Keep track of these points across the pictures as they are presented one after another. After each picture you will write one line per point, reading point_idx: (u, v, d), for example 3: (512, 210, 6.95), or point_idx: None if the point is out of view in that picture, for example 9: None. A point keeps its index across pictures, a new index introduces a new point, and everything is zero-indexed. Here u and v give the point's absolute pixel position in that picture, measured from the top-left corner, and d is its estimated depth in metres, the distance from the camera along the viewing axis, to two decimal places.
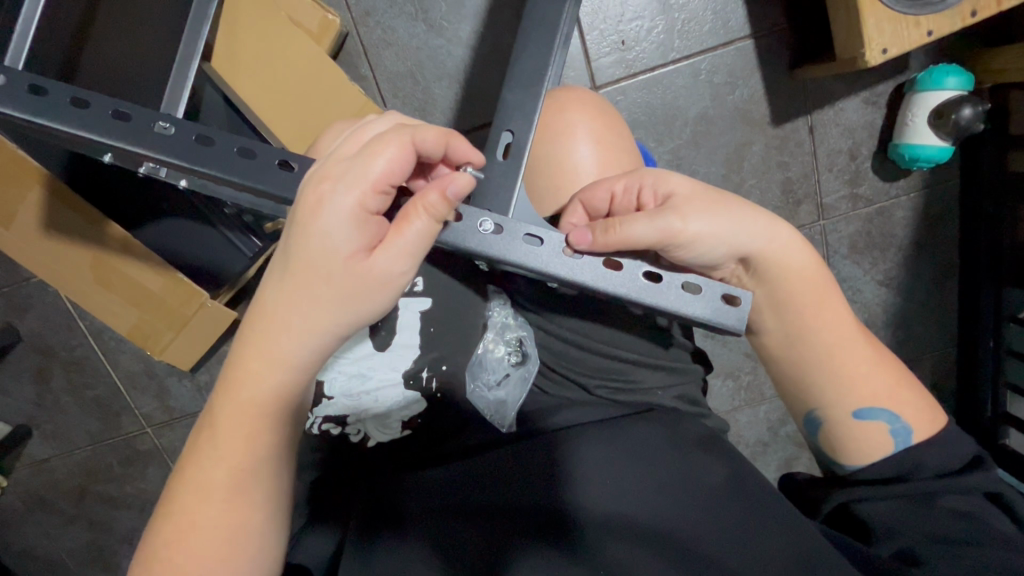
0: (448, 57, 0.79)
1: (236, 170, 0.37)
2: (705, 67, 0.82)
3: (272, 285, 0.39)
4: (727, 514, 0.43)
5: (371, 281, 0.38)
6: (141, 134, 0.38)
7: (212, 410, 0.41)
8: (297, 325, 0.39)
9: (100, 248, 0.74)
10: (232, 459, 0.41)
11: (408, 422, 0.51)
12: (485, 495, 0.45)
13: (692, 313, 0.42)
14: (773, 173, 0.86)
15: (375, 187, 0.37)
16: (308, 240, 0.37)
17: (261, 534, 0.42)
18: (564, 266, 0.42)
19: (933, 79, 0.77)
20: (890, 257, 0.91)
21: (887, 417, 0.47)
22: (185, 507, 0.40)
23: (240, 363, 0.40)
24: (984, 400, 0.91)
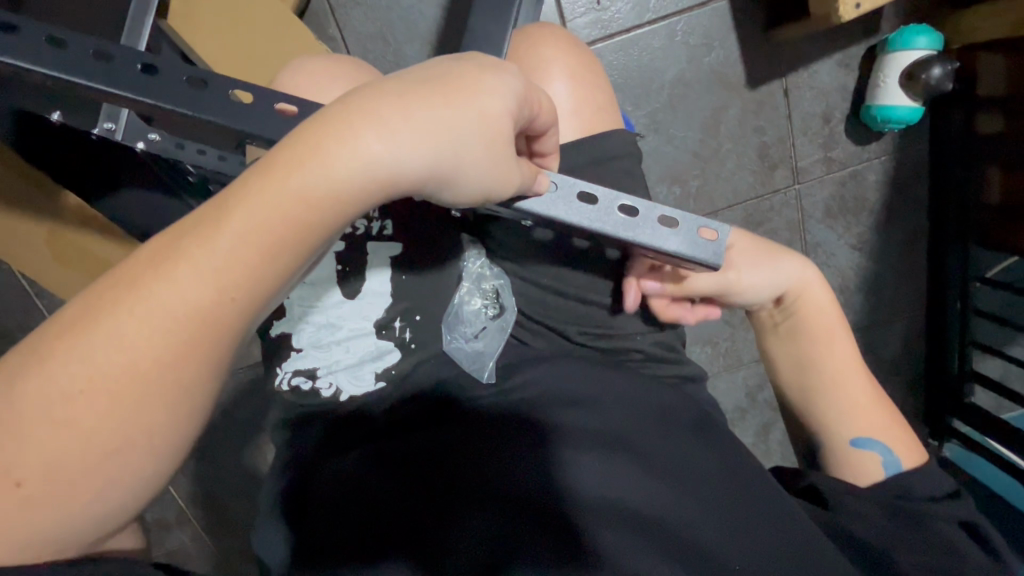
0: (420, 17, 0.77)
1: (183, 101, 0.35)
2: (681, 28, 0.81)
3: (341, 115, 0.30)
4: (692, 502, 0.44)
5: (442, 167, 0.31)
6: (74, 57, 0.34)
7: (180, 243, 0.29)
8: (374, 141, 0.29)
9: (56, 220, 0.71)
10: (174, 325, 0.28)
11: (381, 374, 0.51)
12: (480, 474, 0.43)
13: (670, 248, 0.38)
14: (749, 137, 0.87)
15: (521, 100, 0.34)
16: (431, 93, 0.31)
17: (177, 424, 0.30)
18: (537, 203, 0.37)
19: (904, 39, 0.77)
20: (862, 221, 0.92)
21: (880, 448, 0.54)
22: (99, 343, 0.28)
23: (249, 216, 0.29)
24: (952, 360, 0.94)
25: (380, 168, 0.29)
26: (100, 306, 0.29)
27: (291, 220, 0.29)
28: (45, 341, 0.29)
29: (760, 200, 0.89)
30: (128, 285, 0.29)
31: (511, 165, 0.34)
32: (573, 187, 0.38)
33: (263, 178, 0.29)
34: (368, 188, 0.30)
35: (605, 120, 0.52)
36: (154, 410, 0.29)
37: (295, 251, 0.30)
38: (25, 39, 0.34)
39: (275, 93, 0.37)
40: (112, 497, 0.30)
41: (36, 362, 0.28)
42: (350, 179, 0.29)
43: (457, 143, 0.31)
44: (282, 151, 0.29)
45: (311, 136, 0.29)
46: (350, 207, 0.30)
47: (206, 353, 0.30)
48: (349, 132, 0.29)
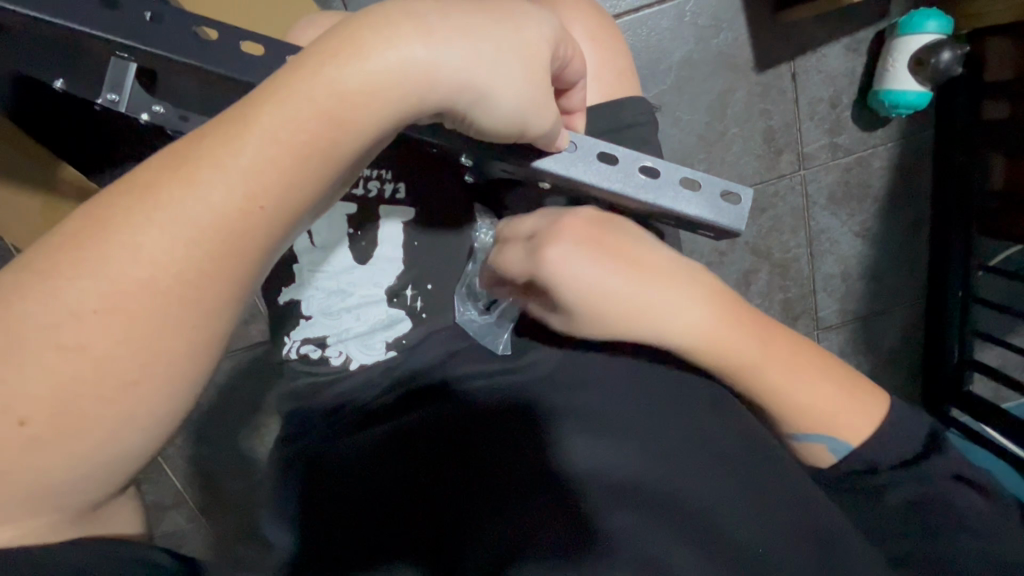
0: None
1: (200, 54, 0.35)
2: (690, 9, 0.80)
3: (373, 19, 0.30)
4: (705, 472, 0.44)
5: (479, 77, 0.31)
6: (76, 4, 0.33)
7: (202, 153, 0.28)
8: (415, 47, 0.30)
9: (52, 192, 0.70)
10: (197, 235, 0.27)
11: (392, 343, 0.51)
12: (495, 453, 0.43)
13: (691, 212, 0.38)
14: (756, 121, 0.86)
15: (559, 38, 0.35)
16: (473, 11, 0.32)
17: (198, 350, 0.28)
18: (554, 162, 0.37)
19: (914, 23, 0.77)
20: (866, 208, 0.92)
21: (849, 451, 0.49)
22: (115, 256, 0.27)
23: (277, 123, 0.29)
24: (951, 348, 0.94)
25: (420, 72, 0.30)
26: (112, 218, 0.27)
27: (324, 120, 0.29)
28: (51, 261, 0.27)
29: (765, 185, 0.89)
30: (145, 197, 0.28)
31: (547, 95, 0.34)
32: (593, 147, 0.37)
33: (289, 87, 0.29)
34: (406, 91, 0.30)
35: (623, 87, 0.51)
36: (176, 331, 0.27)
37: (325, 159, 0.30)
38: None
39: (288, 47, 0.36)
40: (131, 432, 0.28)
41: (41, 281, 0.27)
42: (388, 75, 0.29)
43: (493, 54, 0.32)
44: (310, 57, 0.30)
45: (346, 43, 0.29)
46: (391, 109, 0.30)
47: (232, 269, 0.29)
48: (389, 29, 0.30)
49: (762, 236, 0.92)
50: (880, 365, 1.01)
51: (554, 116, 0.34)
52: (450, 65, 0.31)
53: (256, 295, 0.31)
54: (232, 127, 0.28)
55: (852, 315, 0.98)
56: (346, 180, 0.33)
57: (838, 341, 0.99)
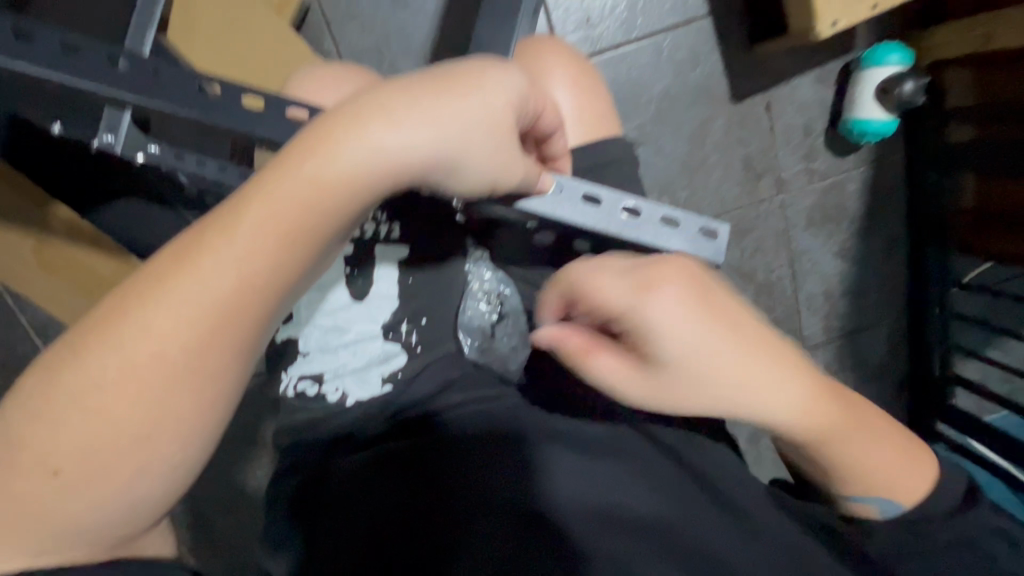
0: (414, 31, 0.79)
1: (200, 107, 0.36)
2: (667, 45, 0.84)
3: (350, 111, 0.32)
4: (684, 498, 0.45)
5: (450, 151, 0.33)
6: (88, 65, 0.34)
7: (201, 239, 0.31)
8: (386, 135, 0.31)
9: (44, 230, 0.70)
10: (196, 316, 0.31)
11: (388, 377, 0.52)
12: (476, 489, 0.43)
13: (672, 247, 0.43)
14: (734, 149, 0.90)
15: (525, 96, 0.36)
16: (439, 87, 0.33)
17: (200, 417, 0.32)
18: (541, 203, 0.39)
19: (877, 57, 0.82)
20: (845, 229, 0.95)
21: (881, 502, 0.44)
22: (126, 335, 0.30)
23: (265, 209, 0.31)
24: (933, 362, 0.97)
25: (392, 160, 0.32)
26: (127, 300, 0.31)
27: (304, 204, 0.31)
28: (79, 337, 0.31)
29: (746, 209, 0.92)
30: (152, 282, 0.31)
31: (514, 155, 0.35)
32: (578, 188, 0.40)
33: (276, 175, 0.31)
34: (380, 176, 0.32)
35: (603, 126, 0.55)
36: (181, 399, 0.31)
37: (309, 235, 0.32)
38: (32, 47, 0.33)
39: (285, 100, 0.39)
40: (143, 483, 0.31)
41: (70, 357, 0.31)
42: (361, 166, 0.31)
43: (465, 129, 0.33)
44: (292, 149, 0.32)
45: (325, 133, 0.31)
46: (367, 190, 0.32)
47: (228, 343, 0.32)
48: (359, 126, 0.31)
49: (746, 259, 0.95)
50: (867, 382, 1.02)
51: (533, 165, 0.37)
52: (418, 149, 0.32)
53: (255, 363, 0.34)
54: (226, 217, 0.31)
55: (837, 333, 1.00)
56: (337, 245, 0.35)
57: (824, 359, 1.01)
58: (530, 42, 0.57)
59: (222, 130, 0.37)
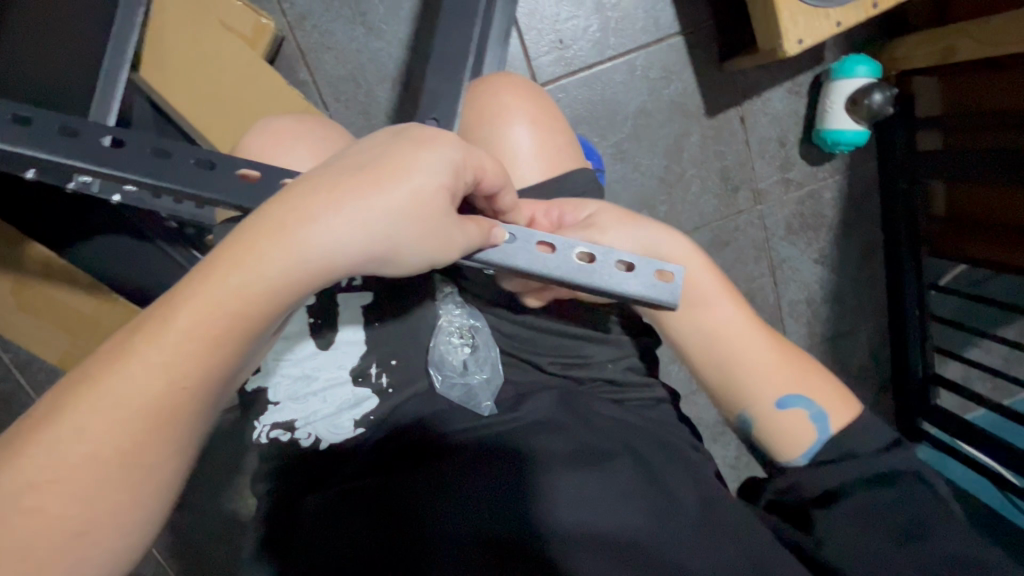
0: (388, 59, 0.80)
1: (151, 172, 0.38)
2: (640, 63, 0.86)
3: (276, 220, 0.33)
4: (646, 512, 0.46)
5: (380, 241, 0.34)
6: (54, 140, 0.38)
7: (136, 340, 0.33)
8: (314, 237, 0.33)
9: (20, 271, 0.70)
10: (134, 415, 0.32)
11: (360, 421, 0.53)
12: (441, 518, 0.45)
13: (627, 291, 0.42)
14: (711, 161, 0.91)
15: (460, 167, 0.36)
16: (365, 178, 0.34)
17: (145, 503, 0.33)
18: (496, 253, 0.40)
19: (846, 69, 0.83)
20: (823, 236, 0.97)
21: (804, 403, 0.53)
22: (64, 436, 0.31)
23: (198, 310, 0.33)
24: (915, 364, 0.98)
25: (320, 258, 0.33)
26: (63, 403, 0.32)
27: (232, 312, 0.33)
28: (17, 438, 0.32)
29: (725, 221, 0.93)
30: (89, 383, 0.32)
31: (452, 233, 0.36)
32: (531, 236, 0.41)
33: (207, 279, 0.33)
34: (309, 274, 0.34)
35: (565, 158, 0.58)
36: (123, 491, 0.32)
37: (239, 336, 0.34)
38: (15, 127, 0.37)
39: (237, 159, 0.40)
40: (86, 568, 0.32)
41: (6, 458, 0.31)
42: (286, 273, 0.33)
43: (392, 226, 0.34)
44: (222, 255, 0.33)
45: (254, 236, 0.33)
46: (297, 289, 0.34)
47: (168, 436, 0.33)
48: (287, 239, 0.33)
49: (727, 269, 0.96)
50: (851, 385, 1.04)
51: (479, 228, 0.38)
52: (345, 247, 0.34)
53: (196, 448, 0.36)
54: (158, 322, 0.33)
55: (820, 338, 1.01)
56: (271, 334, 0.37)
57: None
58: (491, 79, 0.58)
59: (173, 191, 0.39)
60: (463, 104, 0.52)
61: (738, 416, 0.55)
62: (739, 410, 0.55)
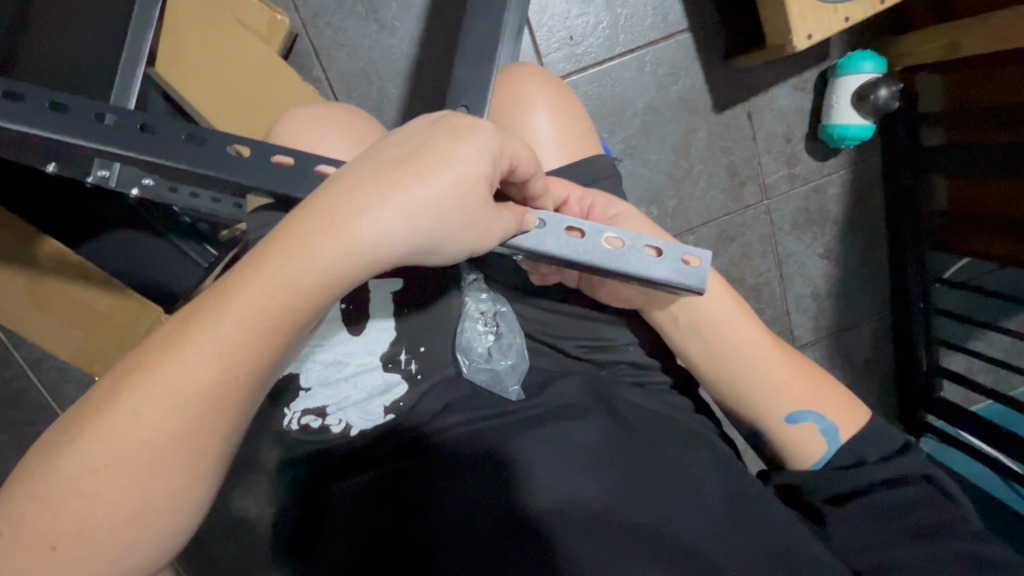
0: (400, 55, 0.80)
1: (186, 158, 0.38)
2: (649, 60, 0.87)
3: (324, 212, 0.33)
4: (676, 502, 0.47)
5: (425, 231, 0.35)
6: (87, 127, 0.37)
7: (187, 329, 0.33)
8: (363, 227, 0.33)
9: (34, 268, 0.69)
10: (185, 405, 0.32)
11: (390, 407, 0.53)
12: (474, 511, 0.45)
13: (655, 275, 0.42)
14: (719, 157, 0.92)
15: (498, 156, 0.37)
16: (410, 169, 0.35)
17: (195, 493, 0.34)
18: (527, 239, 0.41)
19: (852, 65, 0.84)
20: (828, 230, 0.98)
21: (815, 417, 0.53)
22: (115, 425, 0.32)
23: (247, 300, 0.33)
24: (919, 357, 0.99)
25: (368, 249, 0.34)
26: (114, 389, 0.32)
27: (281, 305, 0.33)
28: (71, 426, 0.32)
29: (732, 216, 0.94)
30: (140, 372, 0.32)
31: (491, 222, 0.37)
32: (560, 222, 0.42)
33: (256, 268, 0.33)
34: (357, 265, 0.34)
35: (583, 148, 0.58)
36: (174, 479, 0.33)
37: (286, 329, 0.34)
38: (48, 114, 0.37)
39: (272, 147, 0.41)
40: (137, 551, 0.33)
41: (63, 445, 0.32)
42: (334, 266, 0.33)
43: (436, 217, 0.35)
44: (271, 246, 0.34)
45: (303, 226, 0.33)
46: (345, 281, 0.34)
47: (217, 426, 0.34)
48: (336, 228, 0.33)
49: (734, 263, 0.97)
50: (857, 378, 1.05)
51: (513, 213, 0.39)
52: (392, 237, 0.34)
53: (242, 437, 0.36)
54: (209, 311, 0.33)
55: (825, 332, 1.02)
56: (313, 327, 0.37)
57: (815, 357, 1.03)
58: (509, 71, 0.59)
59: (208, 178, 0.38)
60: (491, 98, 0.53)
61: (749, 426, 0.56)
62: (749, 422, 0.56)
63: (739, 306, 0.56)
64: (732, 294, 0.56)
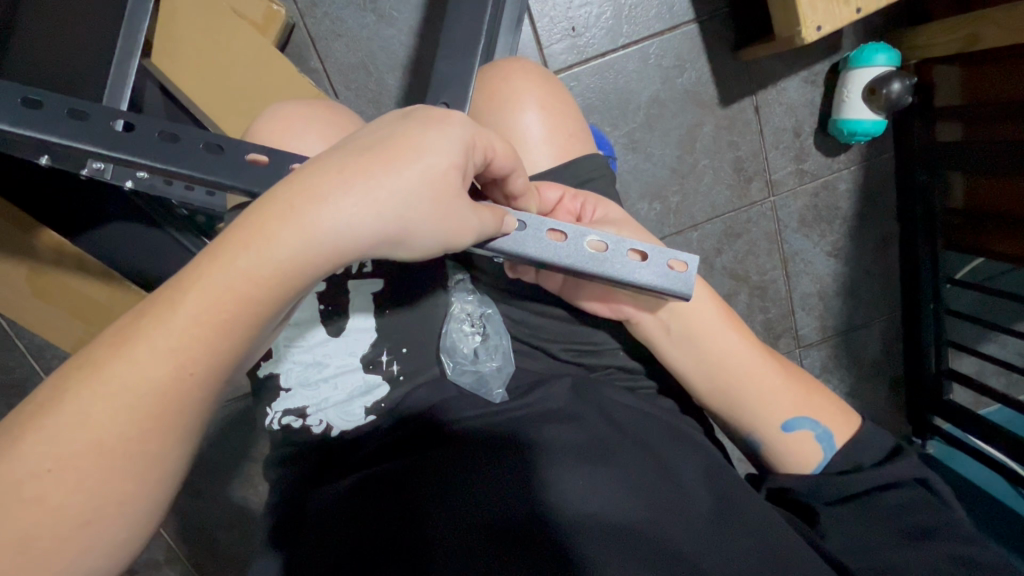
0: (399, 46, 0.79)
1: (160, 156, 0.38)
2: (654, 51, 0.84)
3: (284, 202, 0.33)
4: (655, 502, 0.46)
5: (388, 227, 0.34)
6: (64, 124, 0.38)
7: (141, 325, 0.33)
8: (322, 219, 0.32)
9: (36, 259, 0.70)
10: (140, 401, 0.32)
11: (372, 408, 0.54)
12: (447, 506, 0.44)
13: (639, 280, 0.41)
14: (724, 152, 0.90)
15: (470, 148, 0.36)
16: (375, 160, 0.34)
17: (151, 492, 0.34)
18: (508, 241, 0.40)
19: (864, 57, 0.81)
20: (837, 228, 0.95)
21: (810, 424, 0.52)
22: (67, 423, 0.32)
23: (202, 295, 0.33)
24: (929, 359, 0.96)
25: (327, 244, 0.33)
26: (67, 388, 0.32)
27: (238, 298, 0.33)
28: (18, 424, 0.32)
29: (737, 212, 0.92)
30: (93, 369, 0.32)
31: (461, 220, 0.36)
32: (542, 224, 0.41)
33: (212, 264, 0.33)
34: (317, 259, 0.33)
35: (577, 145, 0.57)
36: (128, 478, 0.33)
37: (244, 325, 0.34)
38: (26, 110, 0.37)
39: (247, 145, 0.40)
40: (90, 555, 0.33)
41: (8, 446, 0.31)
42: (293, 258, 0.33)
43: (403, 209, 0.34)
44: (228, 240, 0.33)
45: (261, 219, 0.33)
46: (304, 277, 0.34)
47: (173, 424, 0.34)
48: (294, 219, 0.32)
49: (739, 261, 0.95)
50: (863, 379, 1.03)
51: (493, 214, 0.38)
52: (352, 230, 0.33)
53: (202, 435, 0.36)
54: (164, 307, 0.33)
55: (831, 332, 1.00)
56: (277, 323, 0.37)
57: (820, 358, 1.01)
58: (505, 65, 0.58)
59: (182, 176, 0.38)
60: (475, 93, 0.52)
61: (744, 439, 0.55)
62: (743, 435, 0.55)
63: (730, 318, 0.55)
64: (720, 305, 0.55)
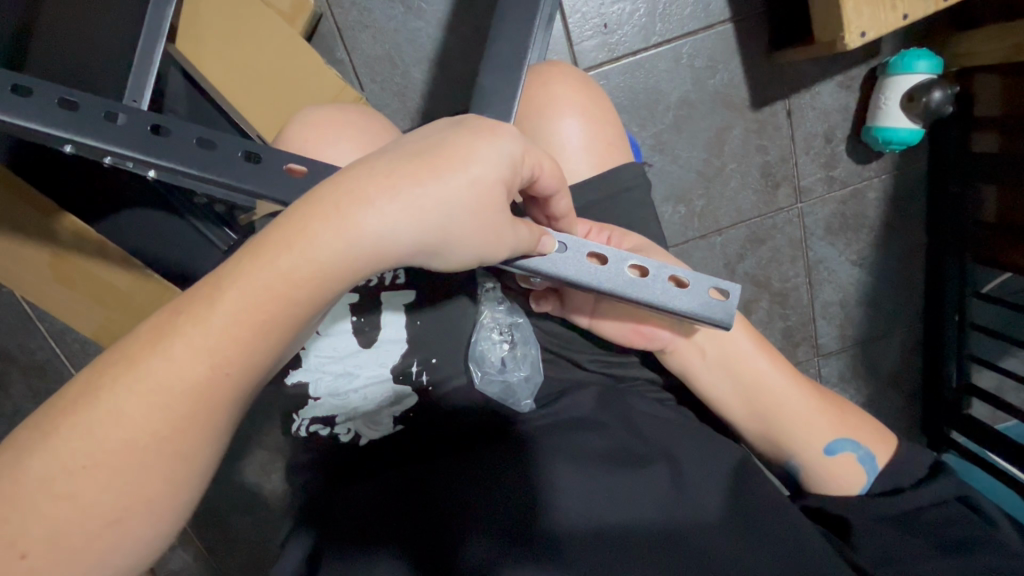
0: (426, 39, 0.77)
1: (197, 163, 0.37)
2: (686, 51, 0.82)
3: (330, 200, 0.32)
4: (678, 512, 0.46)
5: (430, 236, 0.33)
6: (102, 126, 0.37)
7: (178, 323, 0.33)
8: (365, 223, 0.32)
9: (58, 244, 0.69)
10: (172, 401, 0.32)
11: (400, 417, 0.54)
12: (469, 506, 0.45)
13: (680, 307, 0.40)
14: (753, 156, 0.88)
15: (519, 163, 0.35)
16: (422, 167, 0.33)
17: (178, 493, 0.34)
18: (545, 262, 0.39)
19: (904, 64, 0.79)
20: (863, 237, 0.93)
21: (851, 446, 0.52)
22: (100, 420, 0.32)
23: (239, 296, 0.32)
24: (949, 373, 0.95)
25: (367, 250, 0.32)
26: (100, 384, 0.32)
27: (277, 298, 0.33)
28: (52, 420, 0.32)
29: (762, 218, 0.91)
30: (127, 366, 0.32)
31: (503, 233, 0.35)
32: (583, 246, 0.40)
33: (251, 264, 0.33)
34: (355, 263, 0.33)
35: (610, 152, 0.56)
36: (157, 478, 0.33)
37: (280, 328, 0.34)
38: (65, 112, 0.37)
39: (284, 154, 0.39)
40: (114, 554, 0.33)
41: (38, 442, 0.32)
42: (335, 260, 0.32)
43: (449, 217, 0.33)
44: (269, 241, 0.33)
45: (302, 222, 0.32)
46: (341, 282, 0.33)
47: (204, 427, 0.33)
48: (337, 221, 0.32)
49: (762, 267, 0.93)
50: (881, 389, 1.01)
51: (530, 231, 0.37)
52: (394, 236, 0.33)
53: (231, 437, 0.36)
54: (201, 306, 0.32)
55: (851, 341, 0.99)
56: (310, 327, 0.36)
57: (838, 366, 1.00)
58: (543, 70, 0.56)
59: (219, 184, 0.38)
60: (515, 102, 0.50)
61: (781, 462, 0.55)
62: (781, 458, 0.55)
63: (761, 344, 0.55)
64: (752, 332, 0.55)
